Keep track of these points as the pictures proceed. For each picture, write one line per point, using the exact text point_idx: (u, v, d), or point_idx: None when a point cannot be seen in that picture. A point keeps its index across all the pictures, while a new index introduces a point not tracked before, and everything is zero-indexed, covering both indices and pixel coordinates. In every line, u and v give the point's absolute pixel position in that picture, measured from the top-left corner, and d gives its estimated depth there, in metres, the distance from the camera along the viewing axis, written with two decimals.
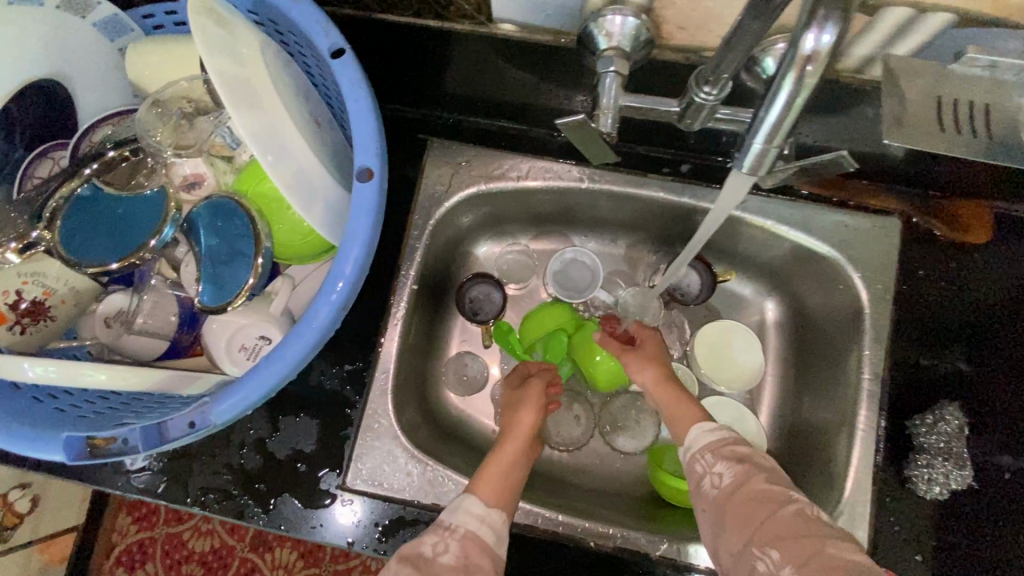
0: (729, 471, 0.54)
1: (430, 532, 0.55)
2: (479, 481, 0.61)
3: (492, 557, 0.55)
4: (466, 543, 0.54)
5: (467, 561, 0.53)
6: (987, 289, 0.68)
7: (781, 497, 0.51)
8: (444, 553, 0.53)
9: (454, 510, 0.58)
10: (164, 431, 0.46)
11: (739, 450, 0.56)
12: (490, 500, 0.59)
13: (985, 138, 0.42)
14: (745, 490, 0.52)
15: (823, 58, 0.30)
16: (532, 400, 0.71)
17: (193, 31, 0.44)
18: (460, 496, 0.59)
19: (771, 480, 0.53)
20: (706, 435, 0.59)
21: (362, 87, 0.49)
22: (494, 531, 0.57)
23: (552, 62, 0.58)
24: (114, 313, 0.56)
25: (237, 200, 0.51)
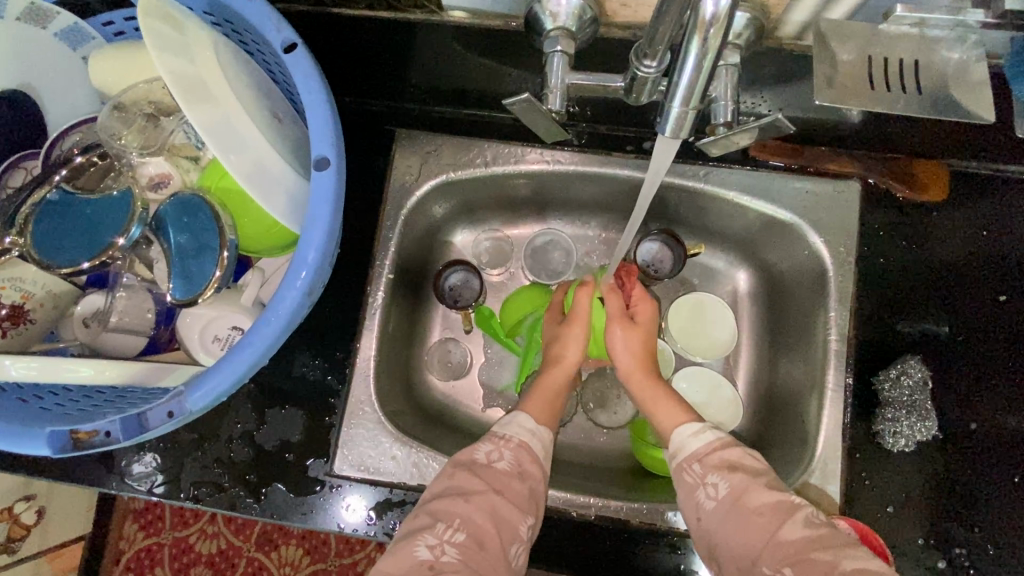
0: (724, 482, 0.54)
1: (485, 440, 0.59)
2: (530, 402, 0.65)
3: (541, 463, 0.59)
4: (520, 452, 0.58)
5: (520, 469, 0.57)
6: (946, 246, 0.70)
7: (784, 506, 0.51)
8: (500, 460, 0.57)
9: (508, 423, 0.61)
10: (144, 421, 0.48)
11: (728, 455, 0.56)
12: (539, 419, 0.63)
13: (914, 93, 0.44)
14: (745, 504, 0.52)
15: (721, 22, 0.34)
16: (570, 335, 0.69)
17: (144, 36, 0.46)
18: (513, 413, 0.63)
19: (768, 486, 0.53)
20: (696, 438, 0.58)
21: (315, 79, 0.50)
22: (544, 447, 0.61)
23: (506, 46, 0.59)
24: (92, 313, 0.58)
25: (203, 198, 0.53)
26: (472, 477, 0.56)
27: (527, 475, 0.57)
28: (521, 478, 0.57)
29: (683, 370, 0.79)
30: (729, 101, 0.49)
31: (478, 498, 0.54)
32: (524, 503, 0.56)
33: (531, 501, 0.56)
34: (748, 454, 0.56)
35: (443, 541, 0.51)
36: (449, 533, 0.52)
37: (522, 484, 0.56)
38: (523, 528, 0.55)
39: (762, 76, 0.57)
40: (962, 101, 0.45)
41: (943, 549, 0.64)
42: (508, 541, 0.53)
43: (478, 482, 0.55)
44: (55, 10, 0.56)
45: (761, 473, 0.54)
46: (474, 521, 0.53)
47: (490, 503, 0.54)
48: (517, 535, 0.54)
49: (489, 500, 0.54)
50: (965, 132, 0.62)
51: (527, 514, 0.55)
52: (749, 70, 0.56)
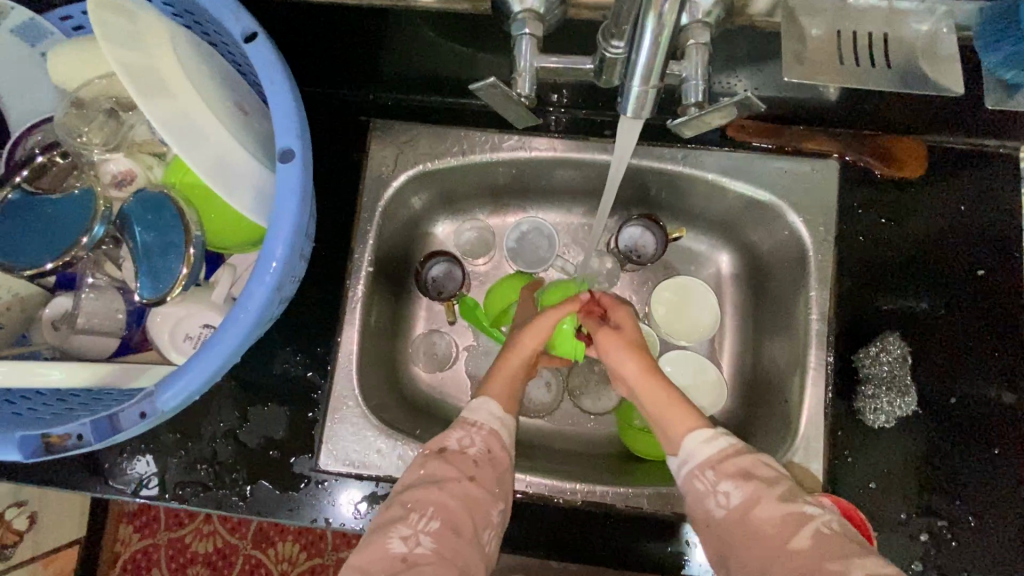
0: (737, 492, 0.51)
1: (455, 427, 0.59)
2: (492, 384, 0.64)
3: (507, 449, 0.59)
4: (490, 438, 0.58)
5: (491, 454, 0.57)
6: (924, 222, 0.70)
7: (795, 518, 0.48)
8: (471, 446, 0.57)
9: (476, 408, 0.60)
10: (115, 423, 0.47)
11: (742, 462, 0.53)
12: (506, 404, 0.62)
13: (883, 66, 0.44)
14: (758, 514, 0.49)
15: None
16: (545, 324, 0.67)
17: (95, 29, 0.45)
18: (482, 397, 0.62)
19: (781, 498, 0.49)
20: (707, 445, 0.54)
21: (277, 69, 0.49)
22: (509, 430, 0.60)
23: (476, 30, 0.58)
24: (60, 316, 0.56)
25: (166, 194, 0.52)
26: (445, 466, 0.55)
27: (496, 461, 0.57)
28: (492, 463, 0.56)
29: (666, 354, 0.79)
30: (699, 79, 0.48)
31: (451, 486, 0.53)
32: (494, 488, 0.55)
33: (502, 486, 0.56)
34: (762, 462, 0.53)
35: (417, 531, 0.50)
36: (423, 522, 0.51)
37: (494, 469, 0.56)
38: (495, 513, 0.55)
39: (735, 55, 0.56)
40: (930, 73, 0.44)
41: (925, 522, 0.64)
42: (480, 528, 0.53)
43: (451, 469, 0.54)
44: (11, 5, 0.55)
45: (775, 484, 0.51)
46: (448, 507, 0.52)
47: (465, 491, 0.53)
48: (489, 521, 0.54)
49: (463, 487, 0.53)
50: (942, 107, 0.62)
51: (498, 499, 0.55)
52: (723, 49, 0.55)
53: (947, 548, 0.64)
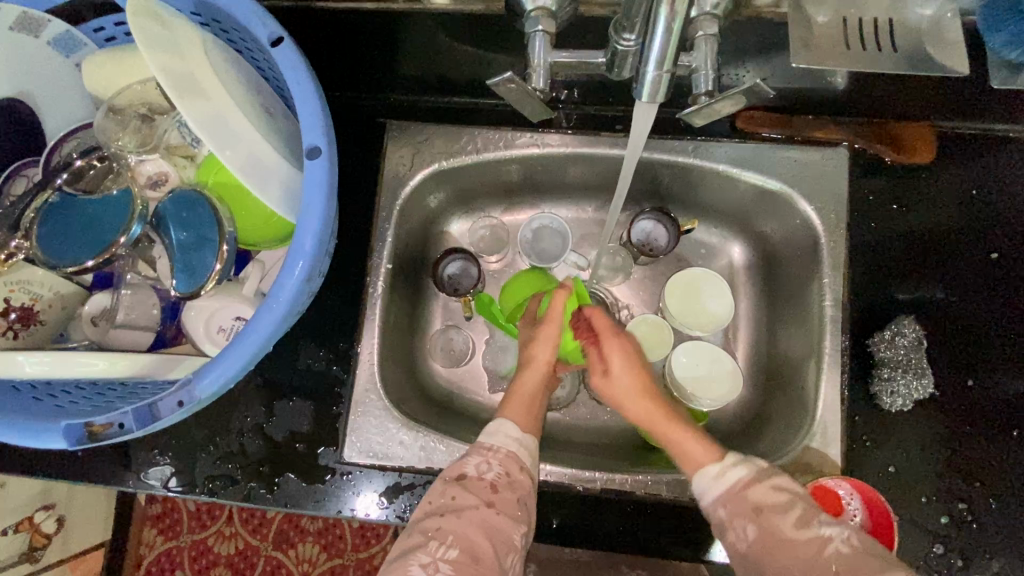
0: (752, 526, 0.52)
1: (472, 454, 0.59)
2: (509, 406, 0.65)
3: (527, 472, 0.59)
4: (508, 461, 0.59)
5: (509, 478, 0.57)
6: (935, 207, 0.70)
7: (816, 542, 0.49)
8: (489, 471, 0.57)
9: (492, 433, 0.61)
10: (154, 411, 0.49)
11: (755, 495, 0.53)
12: (524, 425, 0.63)
13: (889, 50, 0.45)
14: (776, 544, 0.50)
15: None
16: (548, 333, 0.69)
17: (134, 35, 0.47)
18: (498, 420, 0.62)
19: (797, 524, 0.51)
20: (717, 481, 0.55)
21: (303, 71, 0.52)
22: (529, 453, 0.61)
23: (488, 31, 0.59)
24: (99, 312, 0.59)
25: (200, 192, 0.55)
26: (464, 494, 0.56)
27: (516, 484, 0.57)
28: (510, 487, 0.57)
29: (680, 345, 0.79)
30: (709, 69, 0.49)
31: (469, 513, 0.54)
32: (515, 511, 0.56)
33: (523, 509, 0.57)
34: (775, 487, 0.53)
35: (436, 558, 0.52)
36: (441, 550, 0.52)
37: (512, 493, 0.56)
38: (517, 536, 0.55)
39: (743, 48, 0.57)
40: (936, 55, 0.45)
41: (946, 505, 0.65)
42: (502, 552, 0.54)
43: (470, 497, 0.55)
44: (48, 18, 0.57)
45: (788, 509, 0.52)
46: (467, 536, 0.53)
47: (483, 518, 0.54)
48: (511, 545, 0.55)
49: (481, 514, 0.54)
50: (951, 91, 0.63)
51: (520, 522, 0.56)
52: (730, 42, 0.56)
53: (968, 531, 0.64)
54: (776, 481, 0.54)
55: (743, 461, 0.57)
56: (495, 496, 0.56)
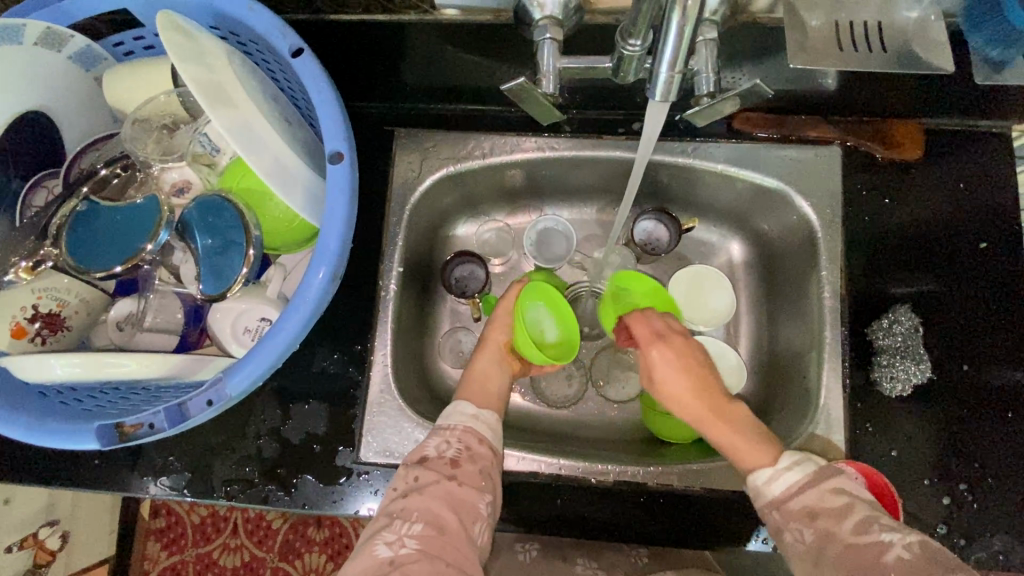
0: (808, 529, 0.52)
1: (432, 436, 0.61)
2: (465, 389, 0.68)
3: (487, 445, 0.61)
4: (465, 436, 0.61)
5: (470, 451, 0.60)
6: (927, 201, 0.73)
7: (872, 546, 0.49)
8: (448, 449, 0.59)
9: (449, 415, 0.64)
10: (184, 410, 0.51)
11: (806, 500, 0.54)
12: (479, 403, 0.66)
13: (880, 51, 0.48)
14: (833, 550, 0.50)
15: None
16: (501, 319, 0.74)
17: (165, 47, 0.49)
18: (454, 403, 0.66)
19: (853, 526, 0.50)
20: (773, 481, 0.57)
21: (323, 80, 0.54)
22: (489, 426, 0.64)
23: (497, 41, 0.62)
24: (124, 317, 0.62)
25: (226, 198, 0.57)
26: (426, 472, 0.57)
27: (476, 456, 0.60)
28: (471, 460, 0.59)
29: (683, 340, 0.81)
30: (709, 72, 0.52)
31: (432, 489, 0.56)
32: (478, 482, 0.58)
33: (485, 479, 0.58)
34: (832, 491, 0.54)
35: (400, 536, 0.53)
36: (406, 526, 0.53)
37: (474, 465, 0.59)
38: (483, 506, 0.57)
39: (740, 52, 0.60)
40: (925, 56, 0.48)
41: (947, 486, 0.67)
42: (470, 522, 0.55)
43: (431, 474, 0.57)
44: (72, 35, 0.58)
45: (844, 515, 0.51)
46: (432, 510, 0.54)
47: (446, 490, 0.56)
48: (478, 514, 0.56)
49: (444, 488, 0.56)
50: (938, 89, 0.66)
51: (485, 492, 0.58)
52: (728, 47, 0.59)
53: (969, 511, 0.67)
54: (834, 483, 0.54)
55: (800, 462, 0.57)
56: (456, 470, 0.57)
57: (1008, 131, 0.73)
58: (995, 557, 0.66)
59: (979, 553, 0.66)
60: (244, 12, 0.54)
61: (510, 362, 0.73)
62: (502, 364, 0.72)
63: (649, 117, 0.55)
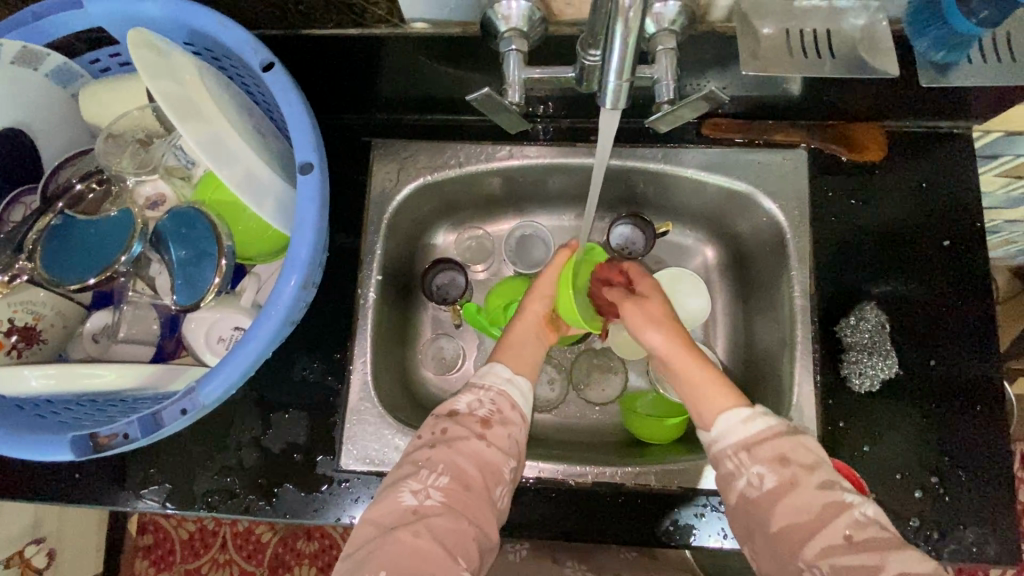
0: (772, 474, 0.54)
1: (464, 393, 0.63)
2: (502, 352, 0.69)
3: (517, 409, 0.63)
4: (499, 398, 0.62)
5: (500, 415, 0.61)
6: (892, 201, 0.75)
7: (832, 508, 0.51)
8: (480, 408, 0.61)
9: (484, 374, 0.65)
10: (158, 419, 0.52)
11: (778, 446, 0.55)
12: (514, 368, 0.67)
13: (827, 57, 0.50)
14: (791, 499, 0.52)
15: (638, 5, 0.40)
16: (543, 283, 0.73)
17: (136, 65, 0.51)
18: (489, 363, 0.66)
19: (819, 487, 0.52)
20: (742, 427, 0.57)
21: (294, 93, 0.55)
22: (521, 392, 0.64)
23: (466, 53, 0.64)
24: (100, 329, 0.63)
25: (198, 209, 0.58)
26: (456, 427, 0.60)
27: (507, 420, 0.61)
28: (502, 423, 0.61)
29: None
30: (669, 80, 0.53)
31: (460, 445, 0.58)
32: (505, 446, 0.60)
33: (513, 445, 0.61)
34: (800, 445, 0.55)
35: (427, 486, 0.56)
36: (433, 478, 0.56)
37: (503, 428, 0.60)
38: (506, 470, 0.59)
39: (702, 61, 0.62)
40: (871, 62, 0.50)
41: (919, 479, 0.69)
42: (492, 484, 0.58)
43: (461, 430, 0.59)
44: (48, 53, 0.59)
45: (814, 470, 0.53)
46: (458, 465, 0.57)
47: (475, 449, 0.58)
48: (501, 478, 0.58)
49: (473, 446, 0.58)
50: (896, 92, 0.68)
51: (509, 456, 0.60)
52: (690, 57, 0.61)
53: (941, 504, 0.68)
54: (802, 439, 0.56)
55: (769, 416, 0.58)
56: (486, 430, 0.60)
57: (968, 132, 0.76)
58: (968, 549, 0.67)
59: (952, 545, 0.67)
60: (215, 29, 0.55)
61: (546, 334, 0.73)
62: (540, 335, 0.72)
63: (603, 125, 0.55)
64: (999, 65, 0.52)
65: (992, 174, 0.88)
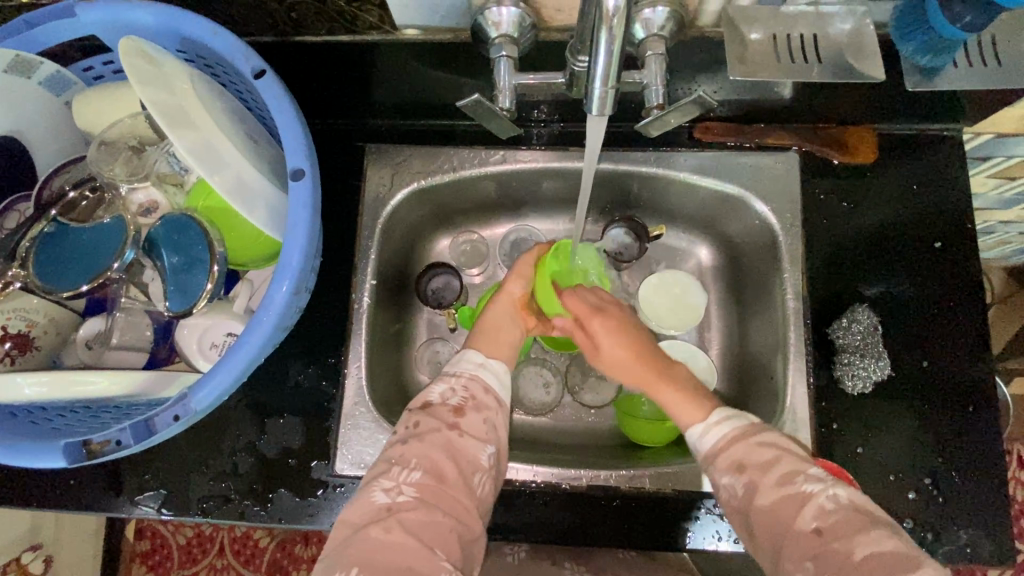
0: (738, 480, 0.54)
1: (437, 382, 0.63)
2: (476, 337, 0.69)
3: (490, 392, 0.63)
4: (471, 383, 0.63)
5: (473, 401, 0.61)
6: (884, 202, 0.76)
7: (798, 500, 0.51)
8: (452, 396, 0.61)
9: (458, 362, 0.66)
10: (150, 426, 0.52)
11: (736, 451, 0.56)
12: (488, 351, 0.67)
13: (813, 62, 0.50)
14: (760, 501, 0.52)
15: (622, 12, 0.40)
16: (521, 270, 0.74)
17: (127, 74, 0.51)
18: (463, 350, 0.67)
19: (780, 481, 0.52)
20: (704, 439, 0.59)
21: (285, 100, 0.56)
22: (495, 375, 0.65)
23: (458, 58, 0.64)
24: (93, 336, 0.64)
25: (191, 215, 0.59)
26: (428, 419, 0.59)
27: (481, 404, 0.61)
28: (475, 408, 0.61)
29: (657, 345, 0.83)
30: (658, 85, 0.54)
31: (432, 437, 0.58)
32: (481, 431, 0.60)
33: (490, 431, 0.60)
34: (759, 444, 0.55)
35: (399, 483, 0.55)
36: (404, 474, 0.55)
37: (478, 414, 0.60)
38: (484, 457, 0.59)
39: (692, 66, 0.62)
40: (857, 66, 0.51)
41: (913, 480, 0.69)
42: (469, 472, 0.57)
43: (433, 421, 0.59)
44: (41, 61, 0.59)
45: (773, 465, 0.53)
46: (430, 458, 0.56)
47: (446, 436, 0.58)
48: (478, 465, 0.58)
49: (444, 436, 0.58)
50: (885, 95, 0.68)
51: (486, 442, 0.59)
52: (679, 61, 0.61)
53: (935, 505, 0.68)
54: (760, 437, 0.56)
55: (733, 419, 0.59)
56: (460, 417, 0.59)
57: (958, 134, 0.76)
58: (962, 550, 0.67)
59: (947, 546, 0.67)
60: (206, 37, 0.55)
61: (524, 318, 0.72)
62: (517, 317, 0.72)
63: (590, 130, 0.54)
64: (984, 68, 0.52)
65: (983, 175, 0.88)
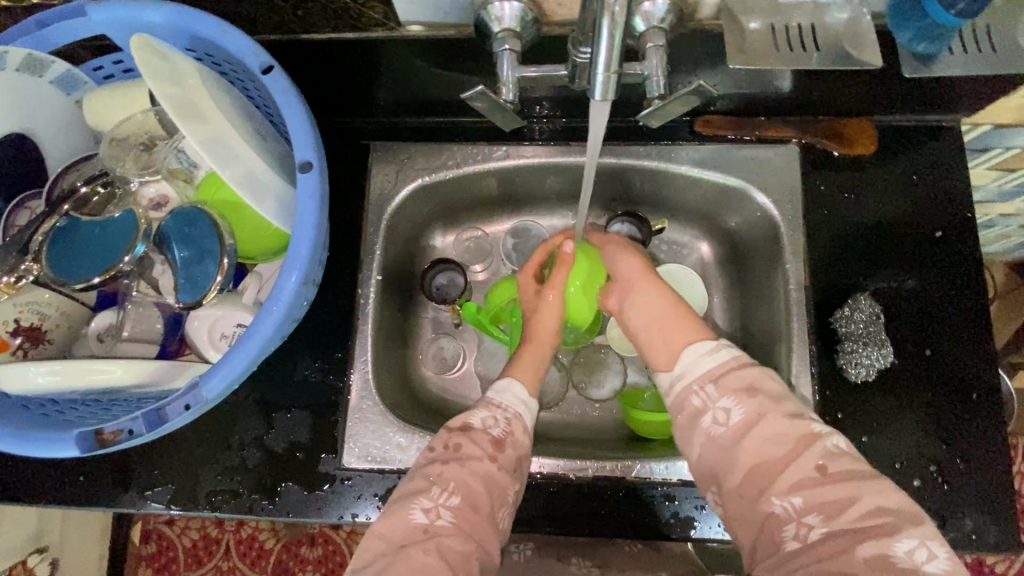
0: (739, 407, 0.55)
1: (480, 407, 0.63)
2: (517, 366, 0.68)
3: (527, 433, 0.63)
4: (515, 420, 0.62)
5: (513, 437, 0.61)
6: (884, 193, 0.76)
7: (805, 438, 0.53)
8: (495, 428, 0.61)
9: (502, 390, 0.65)
10: (162, 414, 0.53)
11: (744, 377, 0.57)
12: (528, 384, 0.67)
13: (813, 51, 0.51)
14: (753, 439, 0.54)
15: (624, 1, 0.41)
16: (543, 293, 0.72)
17: (139, 67, 0.52)
18: (507, 380, 0.66)
19: (786, 416, 0.54)
20: (709, 356, 0.59)
21: (293, 94, 0.57)
22: (532, 410, 0.65)
23: (462, 54, 0.65)
24: (105, 329, 0.65)
25: (201, 209, 0.60)
26: (469, 444, 0.59)
27: (518, 442, 0.61)
28: (512, 445, 0.61)
29: None
30: (659, 76, 0.54)
31: (473, 465, 0.58)
32: (513, 468, 0.60)
33: (520, 467, 0.61)
34: (766, 375, 0.57)
35: (437, 505, 0.56)
36: (444, 497, 0.56)
37: (514, 451, 0.61)
38: (510, 493, 0.59)
39: (693, 59, 0.63)
40: (855, 54, 0.51)
41: (917, 468, 0.69)
42: (498, 506, 0.58)
43: (476, 448, 0.59)
44: (52, 60, 0.60)
45: (784, 400, 0.56)
46: (469, 485, 0.57)
47: (485, 470, 0.58)
48: (505, 499, 0.59)
49: (485, 467, 0.58)
50: (882, 86, 0.69)
51: (515, 479, 0.60)
52: (680, 55, 0.62)
53: (940, 492, 0.68)
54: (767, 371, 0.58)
55: (734, 350, 0.60)
56: (499, 452, 0.59)
57: (957, 125, 0.77)
58: (968, 536, 0.67)
59: (953, 533, 0.67)
60: (215, 34, 0.57)
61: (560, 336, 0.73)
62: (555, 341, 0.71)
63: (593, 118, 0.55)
64: (980, 55, 0.53)
65: (982, 167, 0.89)
